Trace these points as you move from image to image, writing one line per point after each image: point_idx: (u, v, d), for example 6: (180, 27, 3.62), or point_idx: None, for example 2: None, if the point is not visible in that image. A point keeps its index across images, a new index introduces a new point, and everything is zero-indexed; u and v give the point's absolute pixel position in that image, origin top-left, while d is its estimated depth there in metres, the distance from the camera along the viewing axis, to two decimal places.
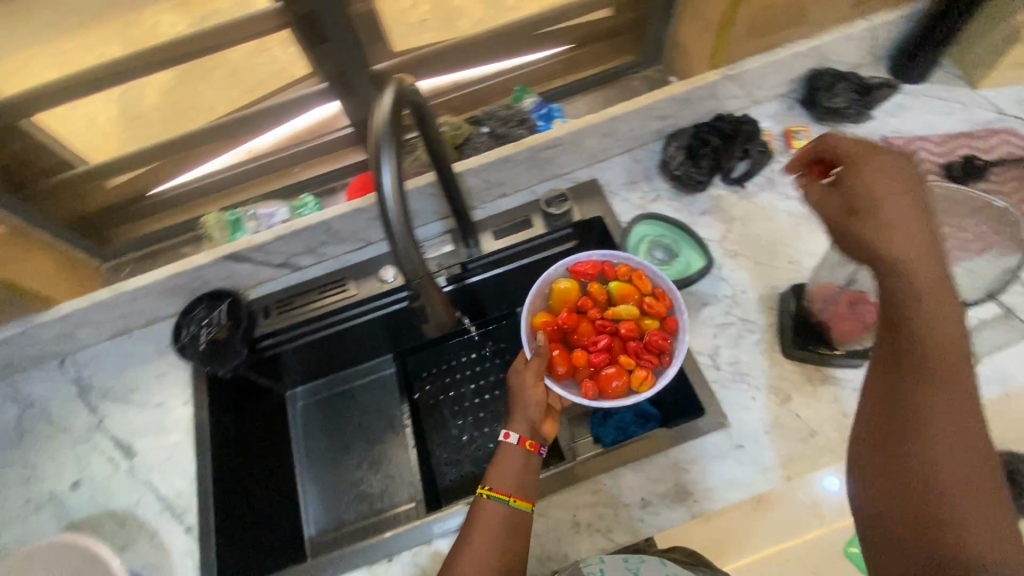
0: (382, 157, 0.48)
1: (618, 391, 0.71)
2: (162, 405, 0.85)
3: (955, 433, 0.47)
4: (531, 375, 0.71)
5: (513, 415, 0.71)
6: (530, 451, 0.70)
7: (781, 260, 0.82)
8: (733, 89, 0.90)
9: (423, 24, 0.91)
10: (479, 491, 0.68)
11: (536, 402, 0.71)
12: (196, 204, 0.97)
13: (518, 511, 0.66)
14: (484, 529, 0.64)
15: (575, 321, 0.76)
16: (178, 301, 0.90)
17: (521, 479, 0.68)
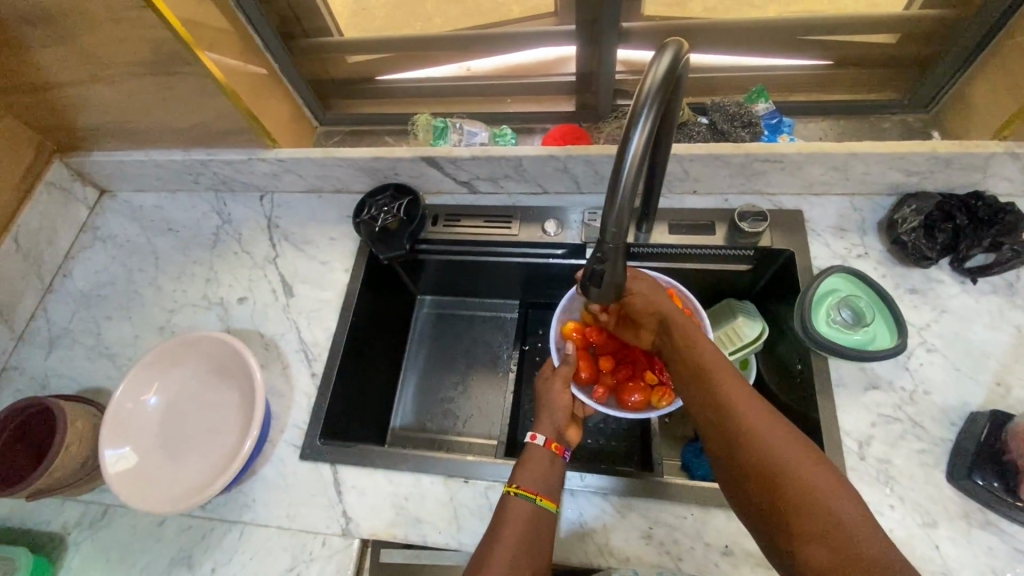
0: (640, 118, 0.46)
1: (638, 405, 0.75)
2: (325, 263, 0.95)
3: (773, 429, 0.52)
4: (559, 381, 0.76)
5: (539, 420, 0.74)
6: (554, 454, 0.71)
7: (987, 377, 0.71)
8: (1012, 170, 0.76)
9: None
10: (505, 489, 0.67)
11: (563, 407, 0.74)
12: (409, 102, 1.04)
13: (543, 513, 0.65)
14: (509, 524, 0.63)
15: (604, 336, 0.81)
16: (368, 182, 0.98)
17: (547, 481, 0.68)
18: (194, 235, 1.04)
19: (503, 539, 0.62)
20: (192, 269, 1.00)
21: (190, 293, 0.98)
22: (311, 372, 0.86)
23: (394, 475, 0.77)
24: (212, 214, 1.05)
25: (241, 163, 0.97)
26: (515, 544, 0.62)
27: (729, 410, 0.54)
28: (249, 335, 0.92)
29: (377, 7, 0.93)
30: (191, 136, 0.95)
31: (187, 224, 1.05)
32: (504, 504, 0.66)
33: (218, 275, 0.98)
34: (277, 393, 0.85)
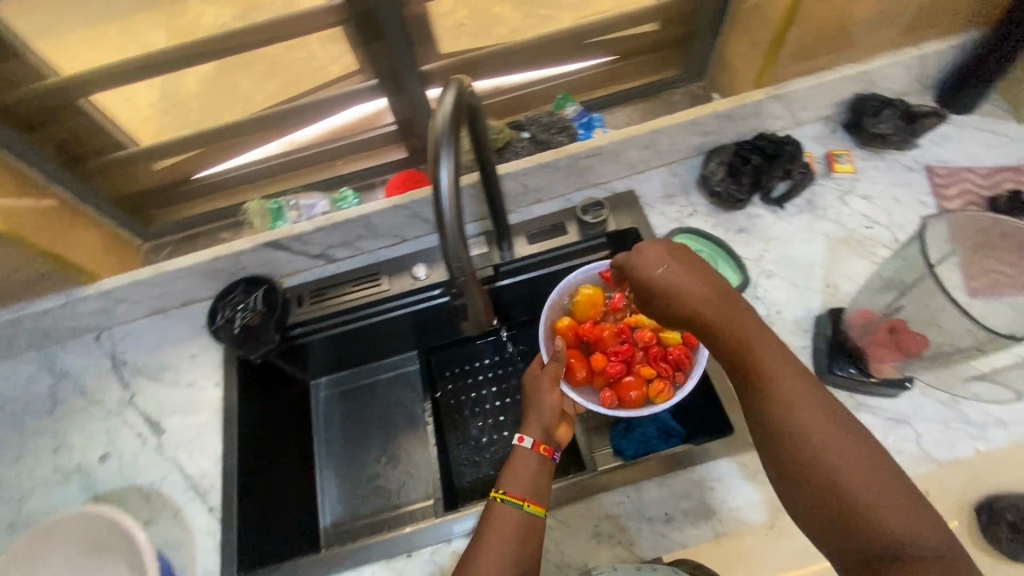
0: (442, 156, 0.48)
1: (637, 401, 0.76)
2: (192, 385, 0.87)
3: (847, 457, 0.52)
4: (547, 380, 0.76)
5: (528, 420, 0.75)
6: (544, 456, 0.72)
7: (817, 283, 0.82)
8: (779, 109, 0.90)
9: (460, 29, 0.88)
10: (493, 495, 0.69)
11: (551, 407, 0.74)
12: (238, 191, 0.99)
13: (531, 518, 0.66)
14: (496, 532, 0.64)
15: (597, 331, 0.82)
16: (215, 285, 0.91)
17: (535, 485, 0.69)
18: (25, 405, 0.89)
19: (489, 548, 0.63)
20: (32, 444, 0.86)
21: (38, 472, 0.84)
22: (208, 507, 0.77)
23: None
24: (41, 374, 0.91)
25: (58, 310, 0.86)
26: (502, 553, 0.63)
27: (799, 434, 0.54)
28: (124, 493, 0.80)
29: (190, 103, 0.87)
30: None
31: (14, 395, 0.90)
32: (491, 511, 0.67)
33: (68, 440, 0.86)
34: (174, 545, 0.75)
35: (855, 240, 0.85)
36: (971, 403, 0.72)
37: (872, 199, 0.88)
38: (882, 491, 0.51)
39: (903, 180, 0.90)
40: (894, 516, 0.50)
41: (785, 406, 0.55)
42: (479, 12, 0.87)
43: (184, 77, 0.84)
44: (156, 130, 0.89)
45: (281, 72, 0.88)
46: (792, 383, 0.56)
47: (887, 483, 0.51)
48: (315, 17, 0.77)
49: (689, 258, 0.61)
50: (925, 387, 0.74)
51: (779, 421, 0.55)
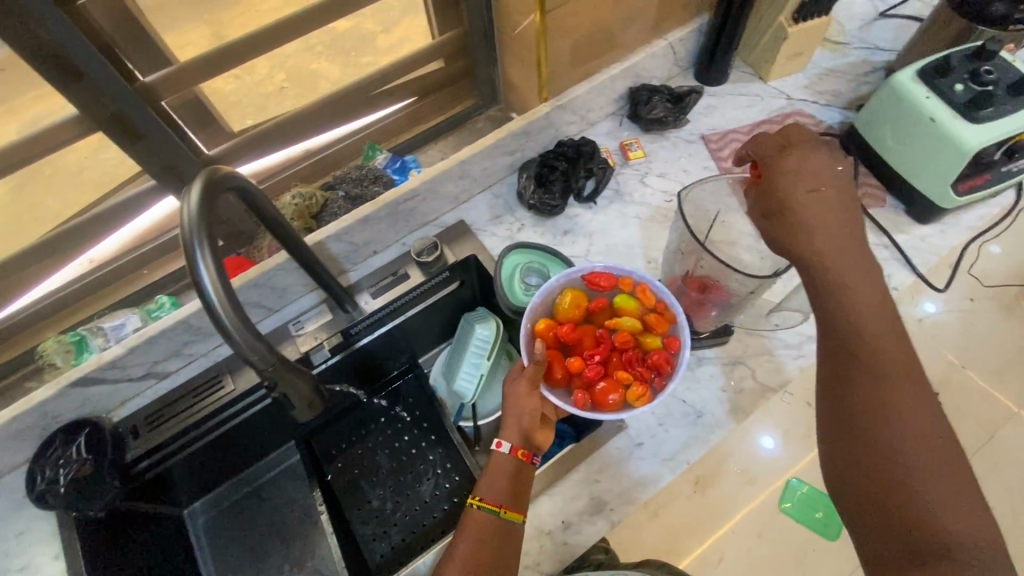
0: (196, 253, 0.46)
1: (615, 405, 0.68)
2: (24, 567, 0.75)
3: (908, 423, 0.57)
4: (525, 383, 0.70)
5: (506, 422, 0.69)
6: (522, 460, 0.68)
7: (639, 261, 0.90)
8: (568, 116, 0.98)
9: (282, 92, 0.91)
10: (469, 501, 0.67)
11: (529, 411, 0.69)
12: (36, 331, 0.88)
13: (508, 525, 0.65)
14: (471, 542, 0.64)
15: (577, 333, 0.73)
16: (28, 444, 0.80)
17: (513, 491, 0.67)
18: None
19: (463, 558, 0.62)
20: None
21: None
22: None
23: None
24: None
25: None
26: (476, 563, 0.62)
27: (890, 390, 0.58)
28: None
29: None
30: None
31: None
32: (468, 517, 0.66)
33: None
34: None
35: (662, 214, 0.94)
36: (784, 330, 0.82)
37: (667, 175, 0.98)
38: (927, 444, 0.56)
39: (688, 152, 1.01)
40: (932, 484, 0.54)
41: (886, 351, 0.58)
42: (290, 76, 0.90)
43: None
44: None
45: (55, 189, 0.84)
46: (906, 348, 0.59)
47: (942, 457, 0.56)
48: (58, 132, 0.71)
49: (804, 162, 0.63)
50: (747, 327, 0.83)
51: (876, 377, 0.58)
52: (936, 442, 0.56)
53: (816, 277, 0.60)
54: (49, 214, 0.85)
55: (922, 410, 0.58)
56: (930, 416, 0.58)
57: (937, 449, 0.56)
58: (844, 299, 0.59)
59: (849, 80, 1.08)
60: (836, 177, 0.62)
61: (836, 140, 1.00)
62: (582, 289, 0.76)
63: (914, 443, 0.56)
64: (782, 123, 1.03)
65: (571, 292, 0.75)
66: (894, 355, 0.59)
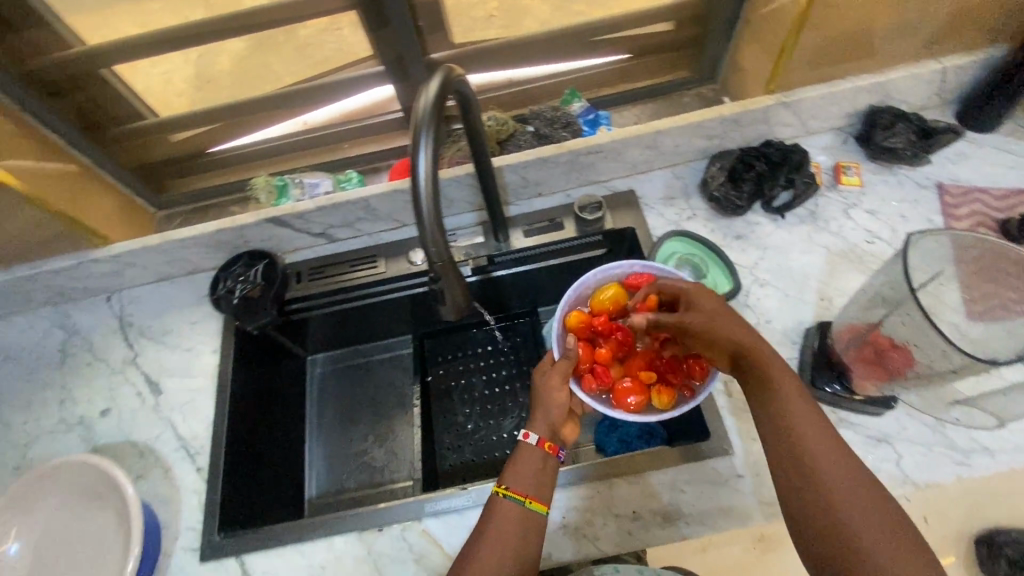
0: (421, 140, 0.49)
1: (632, 407, 0.71)
2: (191, 349, 0.90)
3: (856, 505, 0.51)
4: (556, 376, 0.71)
5: (535, 414, 0.70)
6: (548, 452, 0.67)
7: (811, 295, 0.80)
8: (787, 117, 0.89)
9: (490, 21, 0.92)
10: (495, 489, 0.65)
11: (559, 405, 0.69)
12: (250, 168, 1.02)
13: (532, 513, 0.63)
14: (499, 530, 0.62)
15: (610, 328, 0.76)
16: (221, 256, 0.95)
17: (539, 479, 0.65)
18: (38, 358, 0.94)
19: (491, 547, 0.60)
20: (41, 394, 0.91)
21: (45, 420, 0.89)
22: (196, 467, 0.81)
23: (306, 547, 0.74)
24: (55, 329, 0.96)
25: (73, 269, 0.90)
26: (504, 550, 0.60)
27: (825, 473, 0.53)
28: (120, 447, 0.84)
29: (222, 79, 0.93)
30: (7, 253, 0.87)
31: (29, 346, 0.95)
32: (493, 505, 0.64)
33: (73, 393, 0.90)
34: (162, 500, 0.79)
35: (855, 254, 0.83)
36: (956, 429, 0.71)
37: (877, 215, 0.86)
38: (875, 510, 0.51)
39: (912, 196, 0.87)
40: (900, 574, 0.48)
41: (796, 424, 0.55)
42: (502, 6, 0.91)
43: (220, 51, 0.89)
44: (188, 103, 0.94)
45: (289, 56, 0.93)
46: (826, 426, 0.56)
47: (897, 537, 0.50)
48: None
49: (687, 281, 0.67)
50: (909, 407, 0.73)
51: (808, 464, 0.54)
52: (877, 500, 0.52)
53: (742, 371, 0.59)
54: (275, 78, 0.94)
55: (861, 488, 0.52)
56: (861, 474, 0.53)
57: (882, 512, 0.51)
58: (762, 386, 0.58)
59: None
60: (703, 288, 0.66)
61: None
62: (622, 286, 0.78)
63: (864, 513, 0.51)
64: None
65: (613, 289, 0.77)
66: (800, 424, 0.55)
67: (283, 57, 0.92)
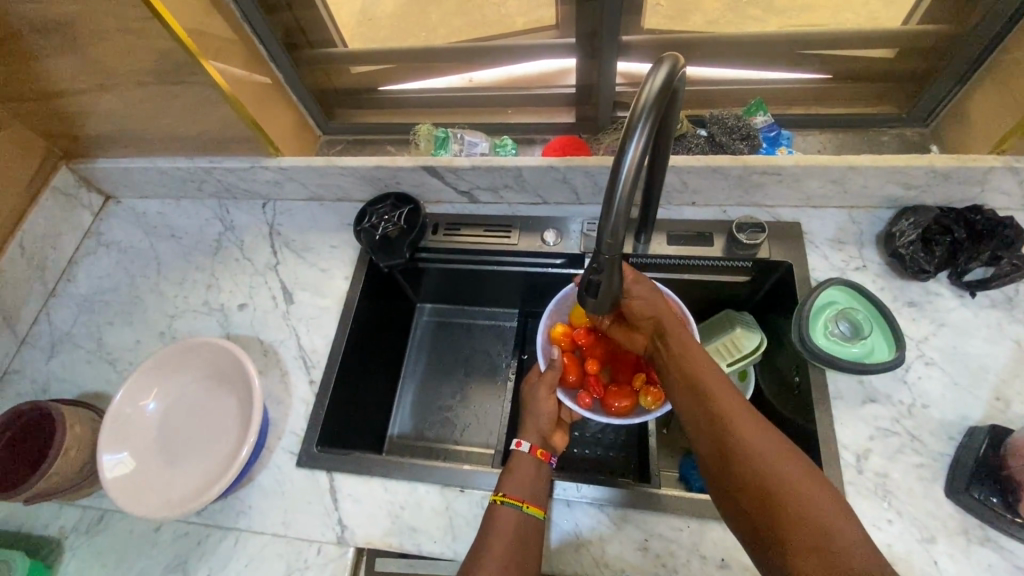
0: (637, 127, 0.47)
1: (623, 409, 0.76)
2: (325, 271, 0.96)
3: (762, 447, 0.53)
4: (543, 389, 0.77)
5: (525, 426, 0.76)
6: (541, 460, 0.73)
7: (985, 390, 0.70)
8: (1011, 184, 0.77)
9: (654, 8, 0.86)
10: (492, 497, 0.69)
11: (547, 412, 0.76)
12: (412, 112, 1.05)
13: (529, 519, 0.67)
14: (499, 534, 0.64)
15: (591, 338, 0.81)
16: (370, 190, 0.99)
17: (533, 486, 0.70)
18: (196, 242, 1.04)
19: (496, 549, 0.63)
20: (193, 275, 1.01)
21: (192, 299, 0.99)
22: (309, 379, 0.87)
23: (390, 484, 0.77)
24: (215, 220, 1.06)
25: (244, 171, 0.98)
26: (508, 554, 0.63)
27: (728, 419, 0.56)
28: (248, 341, 0.92)
29: (383, 20, 0.95)
30: (195, 143, 0.96)
31: (191, 230, 1.06)
32: (492, 513, 0.67)
33: (219, 282, 0.99)
34: (275, 400, 0.85)
35: None
36: None
37: None
38: (789, 461, 0.52)
39: None
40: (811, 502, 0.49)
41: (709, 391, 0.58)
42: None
43: None
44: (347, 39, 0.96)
45: (473, 12, 0.92)
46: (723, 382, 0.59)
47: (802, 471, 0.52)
48: None
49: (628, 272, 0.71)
50: None
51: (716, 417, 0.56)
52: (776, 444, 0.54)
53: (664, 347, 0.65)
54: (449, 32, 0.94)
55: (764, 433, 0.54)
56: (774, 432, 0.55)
57: (809, 476, 0.51)
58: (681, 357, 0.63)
59: None
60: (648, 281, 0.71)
61: None
62: None
63: (782, 463, 0.52)
64: None
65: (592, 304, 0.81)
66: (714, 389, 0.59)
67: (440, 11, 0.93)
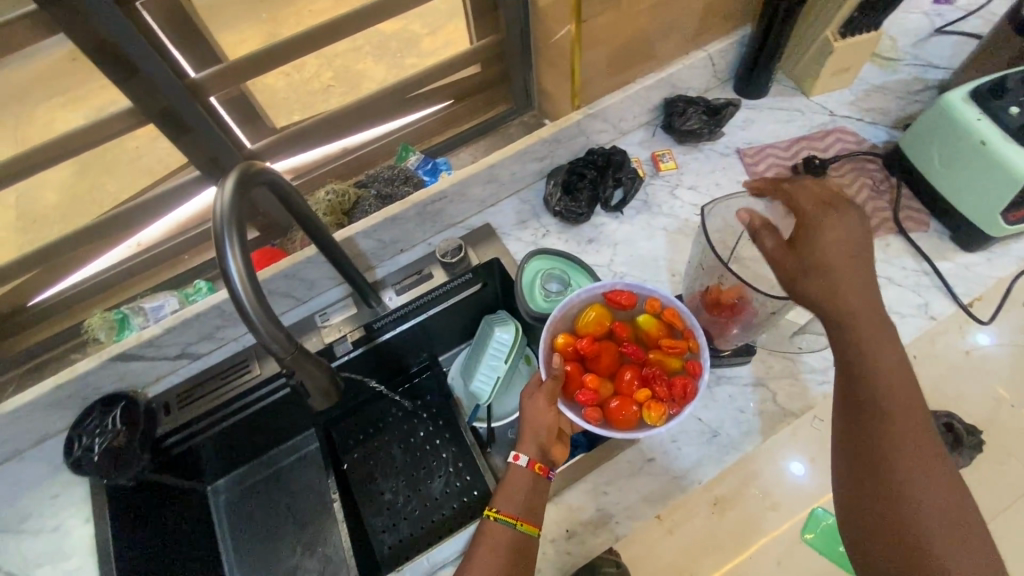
0: (224, 243, 0.49)
1: (629, 423, 0.67)
2: (58, 527, 0.80)
3: (914, 469, 0.53)
4: (543, 399, 0.69)
5: (523, 436, 0.69)
6: (538, 473, 0.68)
7: (663, 274, 0.89)
8: (600, 124, 0.97)
9: (329, 90, 0.94)
10: (486, 512, 0.66)
11: (546, 426, 0.69)
12: (85, 307, 0.94)
13: (525, 537, 0.64)
14: (491, 553, 0.62)
15: (597, 347, 0.71)
16: (69, 413, 0.85)
17: (530, 501, 0.66)
18: None
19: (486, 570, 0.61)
20: None
21: None
22: None
23: None
24: None
25: None
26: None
27: (887, 434, 0.54)
28: None
29: (48, 213, 0.87)
30: None
31: None
32: (485, 528, 0.65)
33: None
34: None
35: (691, 228, 0.93)
36: (809, 353, 0.80)
37: (697, 189, 0.97)
38: (936, 495, 0.53)
39: (720, 165, 0.99)
40: (945, 539, 0.51)
41: (878, 347, 0.56)
42: (337, 74, 0.93)
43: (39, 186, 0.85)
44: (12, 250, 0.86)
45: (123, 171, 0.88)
46: (905, 393, 0.55)
47: (952, 508, 0.52)
48: (113, 123, 0.77)
49: (838, 220, 0.59)
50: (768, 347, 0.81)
51: (875, 420, 0.55)
52: (934, 471, 0.54)
53: (833, 311, 0.57)
54: (108, 198, 0.90)
55: (931, 455, 0.54)
56: (936, 458, 0.54)
57: (953, 512, 0.52)
58: (857, 343, 0.56)
59: (899, 97, 1.04)
60: (836, 198, 0.61)
61: (880, 160, 0.97)
62: (605, 303, 0.74)
63: (930, 508, 0.52)
64: (822, 140, 1.00)
65: (594, 308, 0.74)
66: (876, 334, 0.56)
67: (110, 178, 0.88)
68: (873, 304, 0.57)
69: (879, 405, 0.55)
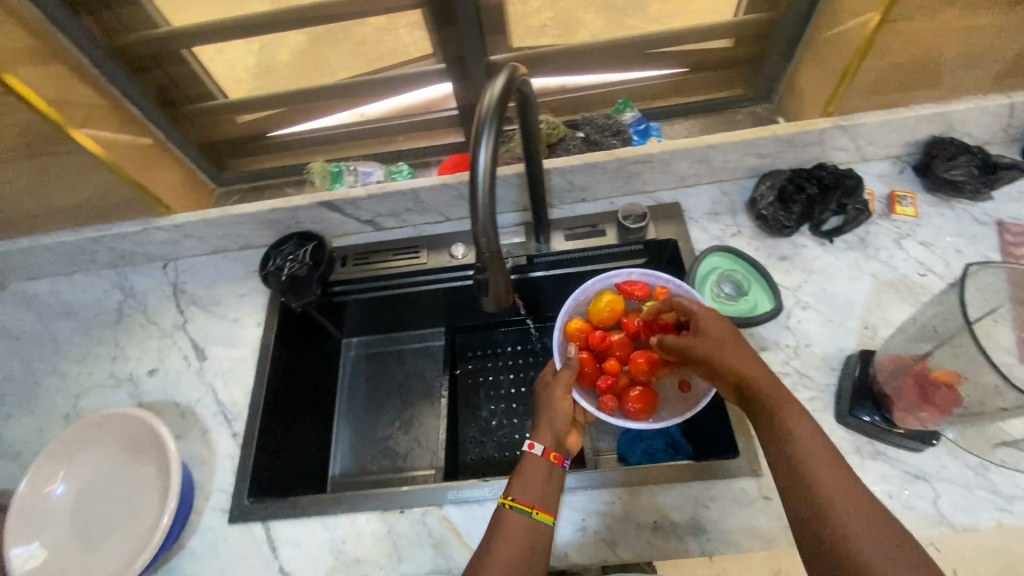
0: (483, 136, 0.52)
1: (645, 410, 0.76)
2: (236, 320, 0.95)
3: (863, 526, 0.51)
4: (559, 388, 0.73)
5: (537, 426, 0.72)
6: (554, 462, 0.69)
7: (854, 322, 0.79)
8: (844, 141, 0.87)
9: (542, 29, 0.93)
10: (501, 500, 0.66)
11: (562, 414, 0.72)
12: (307, 152, 1.07)
13: (540, 524, 0.64)
14: (505, 540, 0.62)
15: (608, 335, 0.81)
16: (272, 233, 0.98)
17: (545, 490, 0.67)
18: (96, 314, 0.99)
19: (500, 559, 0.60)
20: (93, 350, 0.96)
21: (95, 375, 0.94)
22: (233, 433, 0.85)
23: (328, 520, 0.77)
24: (113, 289, 1.01)
25: (136, 234, 0.95)
26: (515, 560, 0.61)
27: (821, 493, 0.54)
28: (163, 407, 0.88)
29: (282, 69, 0.96)
30: (80, 214, 0.92)
31: (88, 304, 1.01)
32: (499, 518, 0.65)
33: (124, 352, 0.95)
34: (198, 460, 0.83)
35: (905, 285, 0.82)
36: (1001, 472, 0.68)
37: (931, 247, 0.84)
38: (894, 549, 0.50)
39: (969, 231, 0.85)
40: None
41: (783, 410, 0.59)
42: (556, 16, 0.91)
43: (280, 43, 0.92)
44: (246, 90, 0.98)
45: (367, 51, 0.96)
46: (822, 449, 0.56)
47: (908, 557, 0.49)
48: None
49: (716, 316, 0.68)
50: (952, 447, 0.70)
51: (805, 481, 0.55)
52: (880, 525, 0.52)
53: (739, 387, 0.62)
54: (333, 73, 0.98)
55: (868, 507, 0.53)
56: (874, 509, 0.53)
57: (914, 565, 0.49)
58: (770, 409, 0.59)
59: None
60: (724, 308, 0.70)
61: None
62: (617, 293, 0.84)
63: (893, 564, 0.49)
64: None
65: (612, 295, 0.82)
66: (773, 396, 0.60)
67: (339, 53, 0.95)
68: (761, 368, 0.62)
69: (807, 465, 0.55)
